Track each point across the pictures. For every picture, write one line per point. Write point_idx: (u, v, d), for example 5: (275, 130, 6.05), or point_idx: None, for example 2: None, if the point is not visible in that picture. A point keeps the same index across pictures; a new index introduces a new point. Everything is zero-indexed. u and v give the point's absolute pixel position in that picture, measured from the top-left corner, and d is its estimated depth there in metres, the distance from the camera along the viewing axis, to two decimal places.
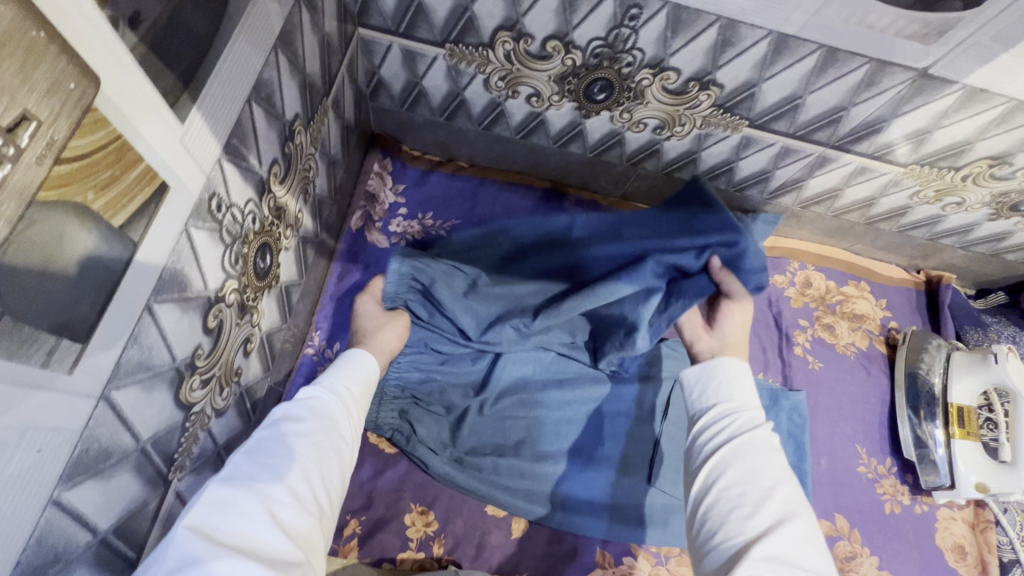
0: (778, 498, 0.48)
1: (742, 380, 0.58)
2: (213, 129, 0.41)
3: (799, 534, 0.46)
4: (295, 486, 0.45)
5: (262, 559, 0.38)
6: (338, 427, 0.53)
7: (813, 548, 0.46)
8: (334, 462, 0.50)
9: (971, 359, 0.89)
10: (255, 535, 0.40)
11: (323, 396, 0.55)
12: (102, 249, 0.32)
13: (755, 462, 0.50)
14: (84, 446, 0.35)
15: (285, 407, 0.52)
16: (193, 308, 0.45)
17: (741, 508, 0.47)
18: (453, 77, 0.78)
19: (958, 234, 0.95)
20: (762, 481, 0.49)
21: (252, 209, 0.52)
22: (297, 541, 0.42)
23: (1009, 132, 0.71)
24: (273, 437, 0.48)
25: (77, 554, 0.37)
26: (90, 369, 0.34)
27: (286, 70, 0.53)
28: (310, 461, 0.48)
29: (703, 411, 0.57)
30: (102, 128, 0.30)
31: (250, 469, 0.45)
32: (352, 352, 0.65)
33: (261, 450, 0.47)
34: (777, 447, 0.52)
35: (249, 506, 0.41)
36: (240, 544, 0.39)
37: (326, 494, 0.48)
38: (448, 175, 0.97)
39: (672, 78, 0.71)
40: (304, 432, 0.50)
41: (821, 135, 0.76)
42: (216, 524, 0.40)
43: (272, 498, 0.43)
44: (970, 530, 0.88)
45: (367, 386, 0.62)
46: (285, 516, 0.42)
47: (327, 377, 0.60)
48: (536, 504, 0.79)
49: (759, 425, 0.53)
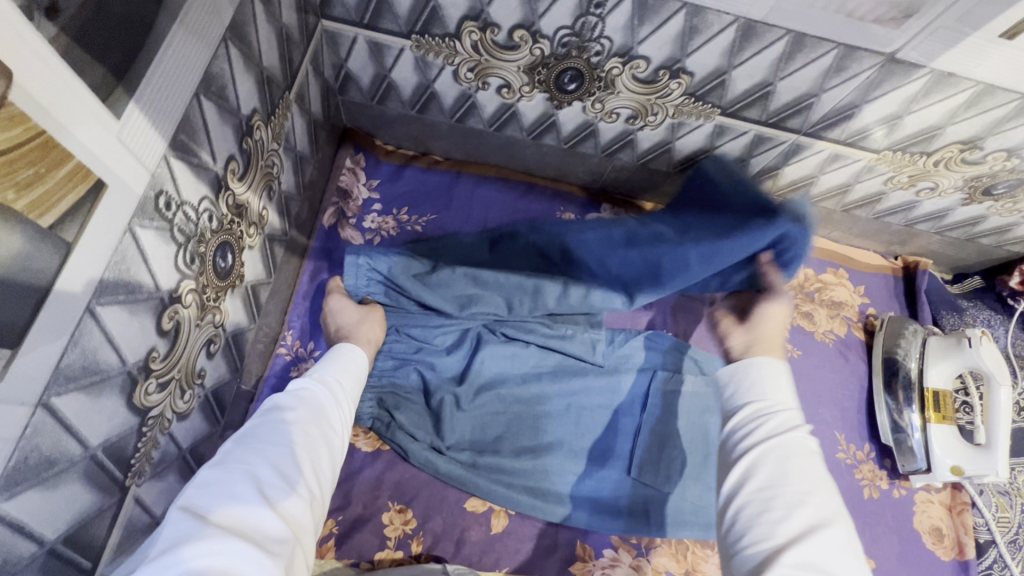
0: (816, 508, 0.46)
1: (777, 380, 0.55)
2: (156, 124, 0.40)
3: (837, 544, 0.44)
4: (285, 470, 0.44)
5: (251, 541, 0.38)
6: (329, 416, 0.53)
7: (850, 555, 0.44)
8: (323, 449, 0.49)
9: (945, 343, 0.89)
10: (244, 516, 0.39)
11: (314, 385, 0.55)
12: (30, 250, 0.31)
13: (789, 466, 0.48)
14: (22, 455, 0.34)
15: (276, 395, 0.52)
16: (142, 309, 0.44)
17: (775, 513, 0.46)
18: (421, 69, 0.77)
19: (933, 220, 0.95)
20: (795, 486, 0.47)
21: (208, 207, 0.51)
22: (286, 522, 0.41)
23: (979, 115, 0.71)
24: (263, 423, 0.47)
25: (21, 566, 0.36)
26: (25, 374, 0.33)
27: (240, 64, 0.51)
28: (301, 446, 0.47)
29: (735, 412, 0.55)
30: (21, 124, 0.29)
31: (240, 453, 0.44)
32: (342, 348, 0.64)
33: (251, 435, 0.46)
34: (814, 451, 0.50)
35: (238, 487, 0.41)
36: (229, 525, 0.38)
37: (317, 482, 0.47)
38: (423, 169, 0.95)
39: (642, 66, 0.70)
40: (294, 418, 0.49)
41: (793, 122, 0.76)
42: (205, 505, 0.39)
43: (263, 480, 0.42)
44: (947, 513, 0.89)
45: (357, 378, 0.62)
46: (276, 499, 0.42)
47: (317, 369, 0.59)
48: (518, 494, 0.78)
49: (796, 426, 0.51)
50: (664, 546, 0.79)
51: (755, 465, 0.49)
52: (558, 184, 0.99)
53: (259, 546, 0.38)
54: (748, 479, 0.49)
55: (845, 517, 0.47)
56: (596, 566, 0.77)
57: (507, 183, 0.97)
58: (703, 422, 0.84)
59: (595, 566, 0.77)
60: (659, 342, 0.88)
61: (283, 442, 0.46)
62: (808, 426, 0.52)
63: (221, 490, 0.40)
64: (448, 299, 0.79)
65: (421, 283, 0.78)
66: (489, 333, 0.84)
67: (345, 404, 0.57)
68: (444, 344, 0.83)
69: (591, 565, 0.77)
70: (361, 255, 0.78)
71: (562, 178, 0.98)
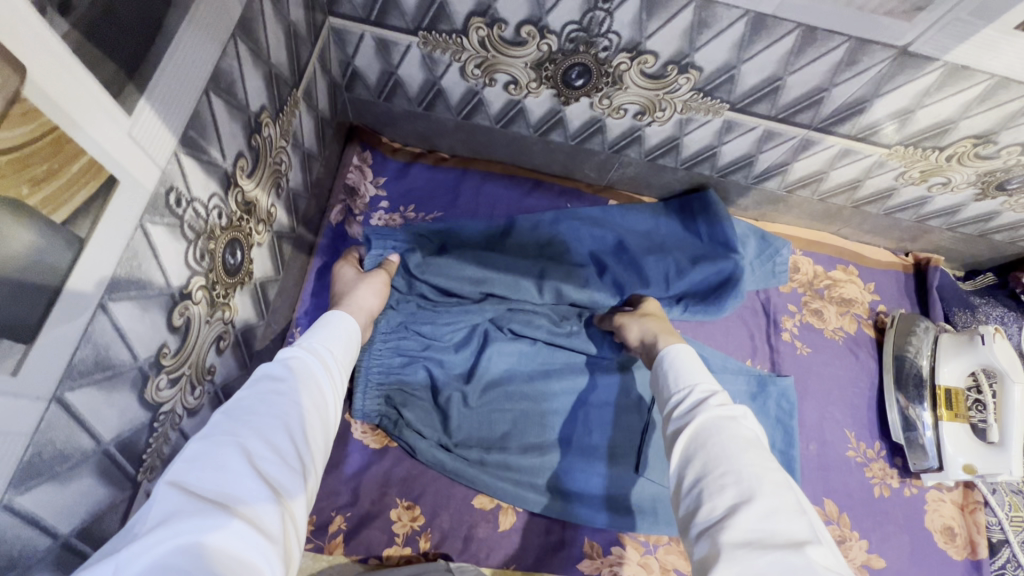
0: (744, 478, 0.48)
1: (684, 373, 0.61)
2: (166, 121, 0.40)
3: (770, 507, 0.46)
4: (277, 442, 0.44)
5: (245, 514, 0.38)
6: (322, 386, 0.53)
7: (783, 515, 0.45)
8: (316, 419, 0.49)
9: (958, 340, 0.89)
10: (237, 488, 0.39)
11: (308, 353, 0.54)
12: (43, 247, 0.31)
13: (711, 446, 0.51)
14: (36, 449, 0.34)
15: (268, 364, 0.51)
16: (153, 305, 0.44)
17: (707, 499, 0.48)
18: (428, 66, 0.77)
19: (945, 216, 0.94)
20: (717, 468, 0.49)
21: (217, 203, 0.51)
22: (279, 495, 0.41)
23: (993, 109, 0.70)
24: (256, 394, 0.47)
25: (36, 559, 0.37)
26: (39, 369, 0.33)
27: (248, 61, 0.51)
28: (293, 417, 0.47)
29: (664, 414, 0.59)
30: (33, 119, 0.29)
31: (230, 426, 0.43)
32: (332, 316, 0.64)
33: (242, 405, 0.46)
34: (729, 420, 0.53)
35: (230, 460, 0.40)
36: (221, 498, 0.38)
37: (311, 453, 0.47)
38: (430, 166, 0.95)
39: (650, 61, 0.70)
40: (286, 389, 0.49)
41: (803, 117, 0.75)
42: (196, 478, 0.39)
43: (255, 452, 0.42)
44: (959, 512, 0.88)
45: (350, 347, 0.62)
46: (268, 471, 0.42)
47: (307, 337, 0.58)
48: (526, 491, 0.78)
49: (706, 406, 0.55)
50: (673, 544, 0.79)
51: (687, 457, 0.52)
52: (565, 181, 0.99)
53: (252, 519, 0.38)
54: (684, 476, 0.52)
55: (773, 475, 0.49)
56: (604, 564, 0.77)
57: (514, 180, 0.97)
58: None
59: (603, 564, 0.77)
60: None
61: (276, 413, 0.46)
62: (716, 399, 0.56)
63: (212, 464, 0.40)
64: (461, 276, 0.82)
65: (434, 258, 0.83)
66: (494, 330, 0.84)
67: (339, 373, 0.57)
68: (451, 342, 0.83)
69: (597, 562, 0.77)
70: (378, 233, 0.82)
71: (569, 175, 0.98)
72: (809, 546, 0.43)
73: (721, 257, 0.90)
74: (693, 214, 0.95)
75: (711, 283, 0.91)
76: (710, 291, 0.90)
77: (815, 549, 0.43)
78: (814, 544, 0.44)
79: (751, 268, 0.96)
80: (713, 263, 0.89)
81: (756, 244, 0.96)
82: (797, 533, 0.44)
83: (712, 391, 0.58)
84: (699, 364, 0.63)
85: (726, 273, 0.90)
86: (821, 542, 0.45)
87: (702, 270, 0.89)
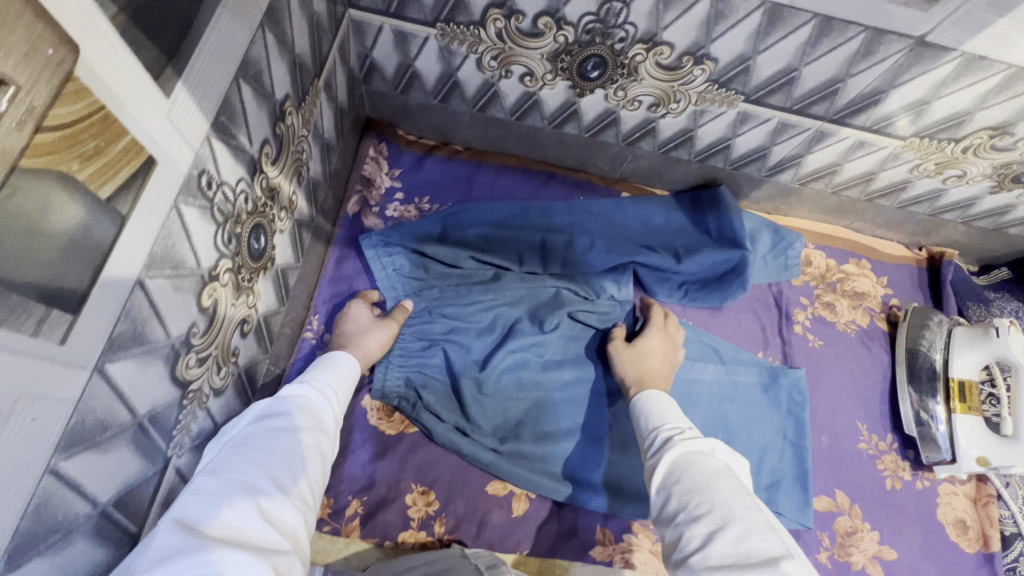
0: (717, 503, 0.49)
1: (656, 415, 0.64)
2: (199, 104, 0.41)
3: (742, 530, 0.47)
4: (280, 480, 0.48)
5: (247, 547, 0.41)
6: (323, 424, 0.57)
7: (758, 536, 0.47)
8: (317, 458, 0.53)
9: (972, 333, 0.88)
10: (240, 523, 0.43)
11: (310, 391, 0.59)
12: (90, 220, 0.32)
13: (684, 478, 0.53)
14: (79, 417, 0.35)
15: (271, 401, 0.56)
16: (186, 285, 0.45)
17: (684, 534, 0.49)
18: (445, 57, 0.78)
19: (960, 209, 0.93)
20: (690, 500, 0.51)
21: (244, 188, 0.52)
22: (282, 532, 0.45)
23: (1010, 100, 0.70)
24: (261, 432, 0.51)
25: (78, 525, 0.38)
26: (82, 340, 0.34)
27: (274, 49, 0.52)
28: (295, 456, 0.51)
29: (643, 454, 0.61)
30: (83, 98, 0.30)
31: (238, 463, 0.47)
32: (337, 354, 0.68)
33: (248, 443, 0.50)
34: (697, 451, 0.56)
35: (234, 496, 0.44)
36: (225, 532, 0.42)
37: (311, 490, 0.51)
38: (444, 159, 0.97)
39: (665, 52, 0.70)
40: (289, 428, 0.53)
41: (818, 109, 0.75)
42: (201, 513, 0.43)
43: (260, 488, 0.46)
44: (971, 505, 0.88)
45: (351, 384, 0.66)
46: (268, 506, 0.45)
47: (314, 373, 0.63)
48: (539, 477, 0.79)
49: (674, 441, 0.58)
50: None
51: (663, 495, 0.54)
52: (577, 173, 1.00)
53: (253, 551, 0.41)
54: (665, 510, 0.53)
55: (745, 499, 0.50)
56: (616, 550, 0.78)
57: (528, 173, 0.98)
58: (722, 407, 0.87)
59: (615, 550, 0.78)
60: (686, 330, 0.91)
61: (276, 451, 0.50)
62: (685, 433, 0.58)
63: (221, 500, 0.43)
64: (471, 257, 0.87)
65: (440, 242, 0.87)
66: (524, 322, 0.85)
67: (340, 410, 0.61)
68: (474, 328, 0.84)
69: (609, 548, 0.78)
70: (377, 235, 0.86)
71: (582, 167, 0.99)
72: (783, 561, 0.44)
73: (729, 248, 0.91)
74: (703, 209, 0.96)
75: (719, 273, 0.93)
76: (717, 283, 0.93)
77: (789, 563, 0.44)
78: (788, 559, 0.44)
79: (763, 261, 0.98)
80: (721, 251, 0.91)
81: (769, 237, 0.98)
82: (772, 550, 0.45)
83: (679, 429, 0.60)
84: (669, 406, 0.65)
85: (733, 263, 0.92)
86: (797, 556, 0.45)
87: (709, 256, 0.91)
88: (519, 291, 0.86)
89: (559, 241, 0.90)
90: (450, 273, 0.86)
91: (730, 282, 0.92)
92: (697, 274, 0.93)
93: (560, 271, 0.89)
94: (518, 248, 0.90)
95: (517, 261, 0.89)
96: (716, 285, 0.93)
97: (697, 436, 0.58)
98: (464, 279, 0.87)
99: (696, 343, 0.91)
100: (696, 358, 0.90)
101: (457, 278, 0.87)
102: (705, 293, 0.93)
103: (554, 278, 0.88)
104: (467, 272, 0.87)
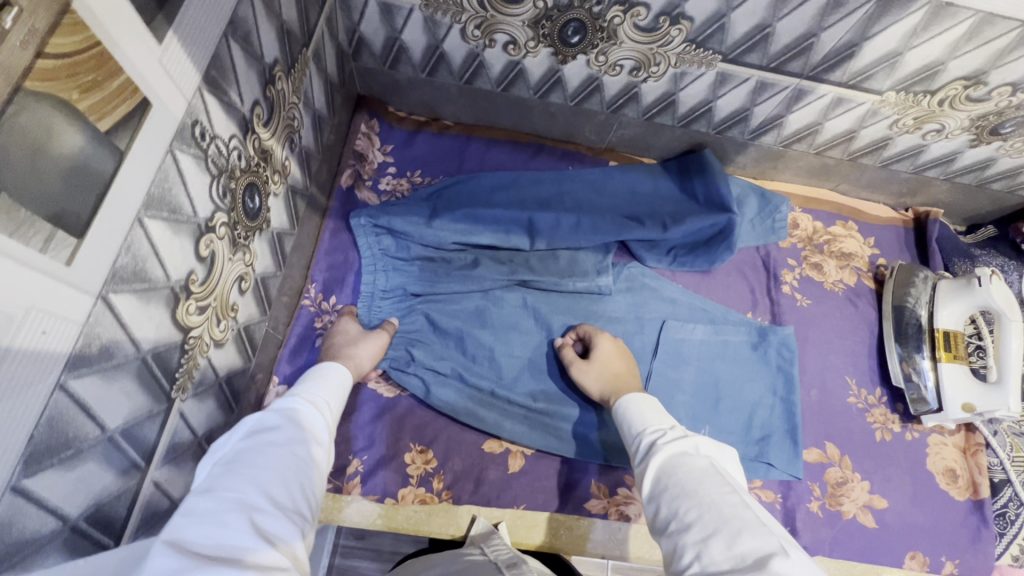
0: (705, 507, 0.49)
1: (639, 417, 0.64)
2: (191, 56, 0.44)
3: (732, 533, 0.46)
4: (276, 497, 0.45)
5: (247, 562, 0.38)
6: (314, 442, 0.55)
7: (750, 537, 0.45)
8: (310, 476, 0.51)
9: (955, 285, 0.90)
10: (237, 541, 0.39)
11: (300, 406, 0.57)
12: (91, 150, 0.35)
13: (673, 483, 0.52)
14: (85, 340, 0.38)
15: (260, 418, 0.54)
16: (183, 231, 0.48)
17: (678, 542, 0.48)
18: (431, 29, 0.80)
19: (942, 165, 0.95)
20: (681, 507, 0.50)
21: (236, 145, 0.55)
22: (282, 548, 0.41)
23: (980, 47, 0.71)
24: (251, 450, 0.49)
25: (88, 446, 0.41)
26: (88, 266, 0.37)
27: (262, 13, 0.55)
28: (288, 473, 0.48)
29: (631, 456, 0.61)
30: (81, 32, 0.33)
31: (228, 481, 0.44)
32: (326, 368, 0.68)
33: (239, 461, 0.47)
34: (682, 454, 0.55)
35: (227, 515, 0.41)
36: (221, 551, 0.38)
37: (306, 509, 0.48)
38: (435, 134, 0.99)
39: (642, 14, 0.72)
40: (281, 443, 0.51)
41: (794, 66, 0.77)
42: (192, 533, 0.39)
43: (254, 506, 0.43)
44: (961, 455, 0.90)
45: (340, 397, 0.66)
46: (266, 523, 0.42)
47: (305, 390, 0.62)
48: (533, 432, 0.82)
49: (659, 443, 0.57)
50: None
51: (655, 503, 0.53)
52: (565, 145, 1.02)
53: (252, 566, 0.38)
54: (658, 516, 0.52)
55: (733, 498, 0.49)
56: (612, 503, 0.81)
57: (518, 145, 1.01)
58: (712, 365, 0.89)
59: (610, 502, 0.81)
60: (679, 301, 0.93)
61: (270, 468, 0.47)
62: (668, 436, 0.58)
63: (213, 518, 0.40)
64: (453, 240, 0.88)
65: (427, 225, 0.87)
66: (514, 291, 0.89)
67: (331, 423, 0.60)
68: (465, 302, 0.87)
69: (606, 501, 0.81)
70: (364, 215, 0.87)
71: (569, 138, 1.02)
72: (775, 559, 0.43)
73: (716, 213, 0.93)
74: (689, 174, 0.98)
75: (709, 237, 0.95)
76: (704, 247, 0.95)
77: (781, 561, 0.43)
78: (780, 556, 0.43)
79: (751, 225, 0.99)
80: (707, 216, 0.93)
81: (756, 202, 0.99)
82: (764, 548, 0.44)
83: (661, 431, 0.59)
84: (650, 406, 0.65)
85: (720, 228, 0.94)
86: (791, 551, 0.45)
87: (696, 223, 0.92)
88: (497, 269, 0.88)
89: (546, 221, 0.90)
90: (429, 254, 0.88)
91: (716, 247, 0.94)
92: (685, 238, 0.95)
93: (546, 246, 0.90)
94: (505, 223, 0.90)
95: (503, 234, 0.89)
96: (705, 250, 0.95)
97: (681, 435, 0.57)
98: (444, 262, 0.89)
99: (687, 304, 0.93)
100: (686, 319, 0.92)
101: (437, 259, 0.89)
102: (693, 256, 0.95)
103: (539, 247, 0.90)
104: (449, 255, 0.89)
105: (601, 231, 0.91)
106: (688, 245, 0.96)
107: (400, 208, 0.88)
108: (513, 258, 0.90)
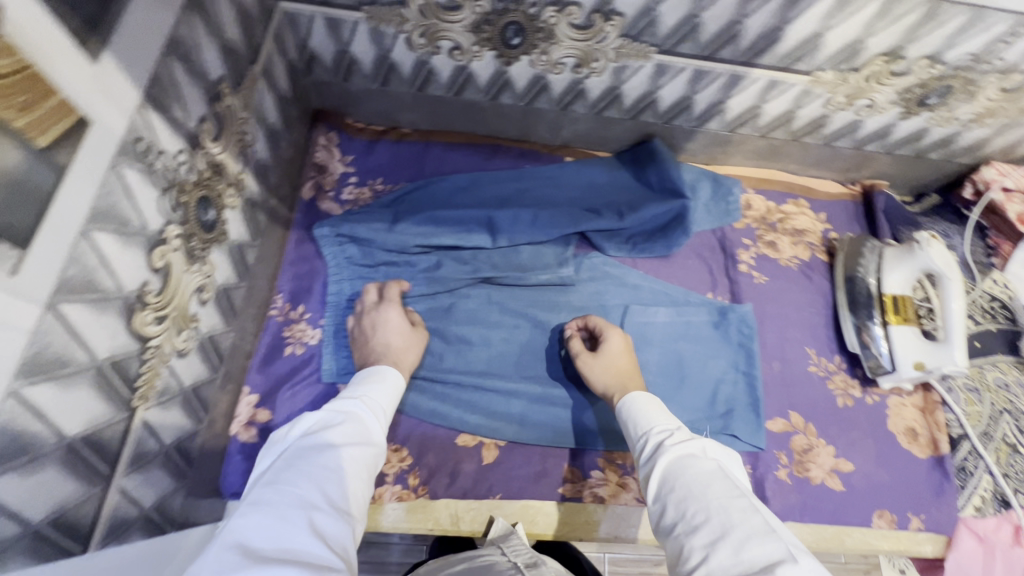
0: (714, 513, 0.50)
1: (645, 416, 0.65)
2: (128, 74, 0.46)
3: (740, 538, 0.48)
4: (332, 497, 0.48)
5: (304, 562, 0.41)
6: (371, 441, 0.58)
7: (758, 544, 0.47)
8: (365, 475, 0.54)
9: (900, 250, 0.94)
10: (294, 540, 0.43)
11: (359, 405, 0.60)
12: (31, 165, 0.37)
13: (680, 486, 0.54)
14: (37, 347, 0.40)
15: (322, 412, 0.57)
16: (134, 243, 0.50)
17: (685, 543, 0.50)
18: (378, 40, 0.84)
19: (879, 138, 0.99)
20: (689, 510, 0.52)
21: (185, 159, 0.57)
22: (336, 548, 0.45)
23: (893, 24, 0.76)
24: (314, 446, 0.52)
25: (46, 452, 0.42)
26: (33, 277, 0.38)
27: (203, 33, 0.57)
28: (346, 472, 0.51)
29: (637, 454, 0.62)
30: (10, 55, 0.35)
31: (291, 476, 0.48)
32: (385, 369, 0.69)
33: (302, 457, 0.50)
34: (688, 457, 0.57)
35: (289, 511, 0.45)
36: (281, 548, 0.42)
37: (359, 509, 0.51)
38: (394, 142, 1.02)
39: (575, 13, 0.76)
40: (339, 442, 0.54)
41: (725, 53, 0.81)
42: (259, 524, 0.43)
43: (313, 505, 0.46)
44: (920, 414, 0.93)
45: (398, 397, 0.67)
46: (322, 523, 0.45)
47: (364, 387, 0.64)
48: (501, 424, 0.84)
49: (665, 445, 0.59)
50: None
51: (661, 504, 0.55)
52: (522, 144, 1.05)
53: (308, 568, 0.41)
54: (664, 517, 0.54)
55: (740, 503, 0.51)
56: (585, 486, 0.83)
57: (476, 148, 1.03)
58: (675, 346, 0.92)
59: (584, 486, 0.83)
60: (641, 287, 0.96)
61: (329, 467, 0.50)
62: (674, 437, 0.60)
63: (275, 514, 0.44)
64: (416, 243, 0.90)
65: (390, 230, 0.89)
66: (479, 288, 0.91)
67: (387, 423, 0.62)
68: (432, 302, 0.90)
69: (580, 485, 0.83)
70: (328, 225, 0.89)
71: (525, 138, 1.04)
72: (782, 566, 0.45)
73: (671, 199, 0.97)
74: (643, 164, 1.01)
75: (665, 223, 0.99)
76: (661, 234, 0.98)
77: (788, 567, 0.44)
78: (789, 563, 0.45)
79: (706, 209, 1.03)
80: (662, 203, 0.97)
81: (710, 186, 1.04)
82: (772, 554, 0.46)
83: (667, 431, 0.61)
84: (656, 406, 0.67)
85: (676, 213, 0.98)
86: (798, 556, 0.46)
87: (650, 210, 0.96)
88: (461, 267, 0.91)
89: (506, 218, 0.93)
90: (390, 258, 0.90)
91: (672, 233, 0.97)
92: (642, 225, 0.98)
93: (507, 242, 0.92)
94: (467, 222, 0.92)
95: (464, 233, 0.91)
96: (662, 236, 0.98)
97: (688, 437, 0.59)
98: (407, 264, 0.90)
99: (648, 289, 0.96)
100: (648, 303, 0.95)
101: (399, 262, 0.90)
102: (649, 243, 0.98)
103: (501, 244, 0.93)
104: (412, 258, 0.91)
105: (558, 223, 0.93)
106: (645, 232, 0.99)
107: (363, 216, 0.91)
108: (476, 256, 0.92)
